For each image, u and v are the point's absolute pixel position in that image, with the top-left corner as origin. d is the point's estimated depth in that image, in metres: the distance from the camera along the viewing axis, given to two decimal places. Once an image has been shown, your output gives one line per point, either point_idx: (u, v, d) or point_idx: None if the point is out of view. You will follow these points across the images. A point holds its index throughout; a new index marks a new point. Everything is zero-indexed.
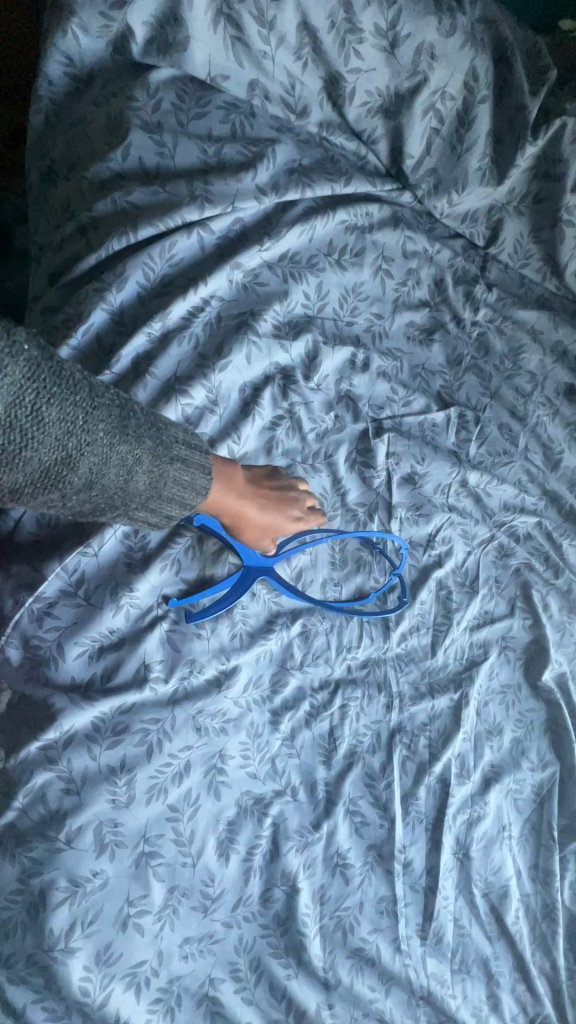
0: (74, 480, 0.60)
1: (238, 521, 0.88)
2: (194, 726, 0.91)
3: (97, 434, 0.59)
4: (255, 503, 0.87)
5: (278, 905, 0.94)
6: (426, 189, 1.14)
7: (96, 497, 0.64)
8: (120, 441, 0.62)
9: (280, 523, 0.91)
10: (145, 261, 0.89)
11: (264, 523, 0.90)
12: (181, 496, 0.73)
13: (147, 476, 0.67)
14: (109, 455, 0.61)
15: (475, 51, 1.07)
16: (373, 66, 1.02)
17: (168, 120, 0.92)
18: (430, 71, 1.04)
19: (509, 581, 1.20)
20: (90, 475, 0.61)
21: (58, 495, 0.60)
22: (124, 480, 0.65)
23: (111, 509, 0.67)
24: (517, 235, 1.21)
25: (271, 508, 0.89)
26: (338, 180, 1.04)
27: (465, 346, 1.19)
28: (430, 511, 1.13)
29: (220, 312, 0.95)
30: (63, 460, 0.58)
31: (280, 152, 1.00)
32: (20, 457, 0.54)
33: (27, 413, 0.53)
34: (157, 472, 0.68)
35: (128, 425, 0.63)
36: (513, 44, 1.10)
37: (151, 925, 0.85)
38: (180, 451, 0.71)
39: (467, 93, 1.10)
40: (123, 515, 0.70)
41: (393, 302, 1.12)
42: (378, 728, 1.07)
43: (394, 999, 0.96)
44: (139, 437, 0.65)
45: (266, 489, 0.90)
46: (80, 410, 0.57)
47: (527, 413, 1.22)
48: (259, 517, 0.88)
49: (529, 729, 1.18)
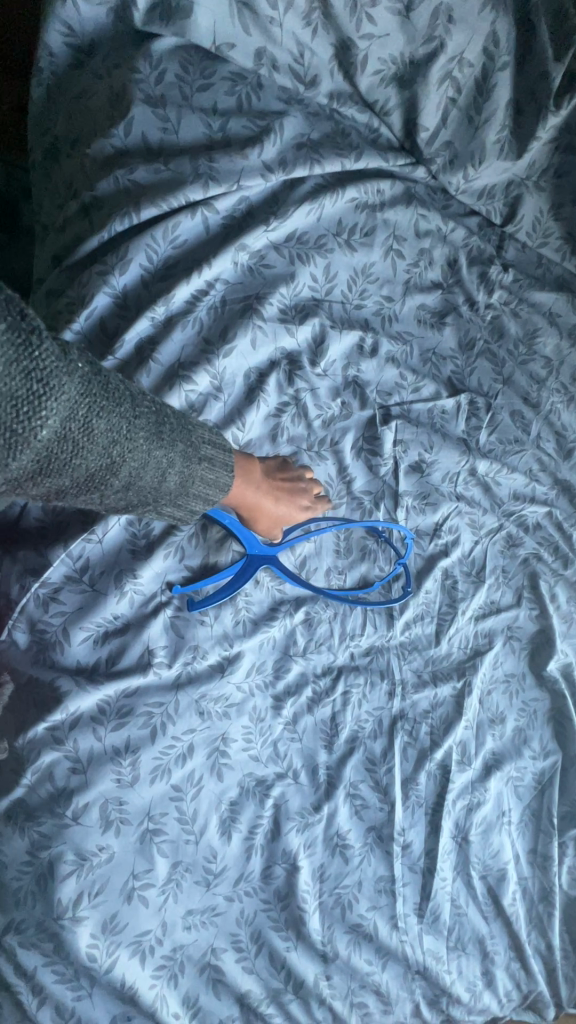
0: (114, 483, 0.60)
1: (253, 511, 0.88)
2: (197, 710, 0.93)
3: (139, 442, 0.60)
4: (272, 494, 0.88)
5: (279, 881, 0.98)
6: (441, 164, 1.09)
7: (131, 497, 0.64)
8: (158, 447, 0.63)
9: (291, 513, 0.91)
10: (148, 243, 0.87)
11: (278, 514, 0.90)
12: (206, 492, 0.73)
13: (179, 477, 0.68)
14: (147, 460, 0.62)
15: (496, 12, 1.01)
16: (387, 31, 0.97)
17: (172, 92, 0.89)
18: (447, 37, 0.99)
19: (517, 571, 1.18)
20: (129, 478, 0.61)
21: (96, 495, 0.61)
22: (158, 482, 0.65)
23: (141, 507, 0.68)
24: (537, 212, 1.16)
25: (284, 498, 0.90)
26: (348, 155, 1.00)
27: (478, 329, 1.15)
28: (437, 499, 1.11)
29: (225, 296, 0.93)
30: (107, 465, 0.58)
31: (288, 126, 0.96)
32: (69, 467, 0.55)
33: (80, 426, 0.53)
34: (188, 473, 0.69)
35: (163, 429, 0.64)
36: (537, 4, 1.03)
37: (155, 897, 0.89)
38: (206, 451, 0.71)
39: (486, 59, 1.04)
40: (153, 511, 0.70)
41: (404, 284, 1.09)
42: (380, 715, 1.08)
43: (390, 971, 1.01)
44: (173, 440, 0.65)
45: (278, 478, 0.90)
46: (126, 420, 0.58)
47: (540, 400, 1.18)
48: (274, 507, 0.89)
49: (532, 717, 1.18)
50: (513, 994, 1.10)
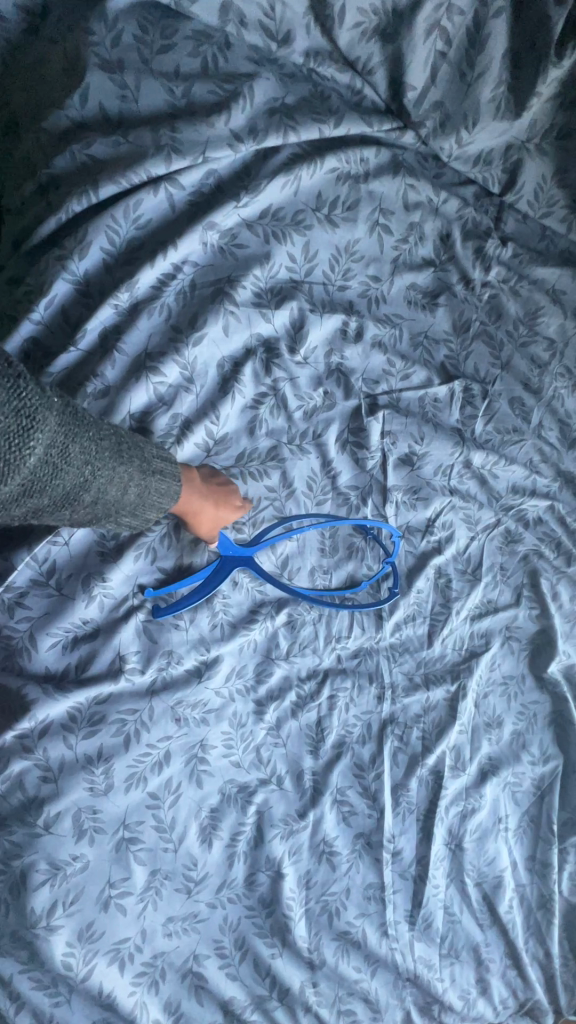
0: (84, 501, 0.61)
1: (193, 518, 0.82)
2: (173, 716, 0.90)
3: (108, 462, 0.62)
4: (212, 502, 0.82)
5: (263, 888, 0.95)
6: (431, 128, 1.00)
7: (98, 512, 0.65)
8: (124, 466, 0.64)
9: (224, 511, 0.84)
10: (108, 223, 0.82)
11: (218, 522, 0.85)
12: (161, 503, 0.72)
13: (144, 494, 0.69)
14: (115, 476, 0.63)
15: None
16: None
17: (130, 56, 0.83)
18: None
19: (516, 568, 1.11)
20: (99, 495, 0.63)
21: (66, 513, 0.62)
22: (125, 497, 0.66)
23: (103, 521, 0.68)
24: (539, 179, 1.06)
25: (226, 506, 0.84)
26: (327, 120, 0.93)
27: (474, 309, 1.07)
28: (429, 494, 1.04)
29: (194, 279, 0.88)
30: (80, 484, 0.59)
31: (259, 90, 0.89)
32: (48, 489, 0.56)
33: (59, 451, 0.55)
34: (151, 489, 0.70)
35: (124, 447, 0.65)
36: None
37: (134, 905, 0.87)
38: (158, 461, 0.70)
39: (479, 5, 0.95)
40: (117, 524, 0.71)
41: (392, 262, 1.01)
42: (369, 719, 1.04)
43: (380, 979, 0.98)
44: (134, 456, 0.66)
45: (222, 485, 0.84)
46: (94, 443, 0.60)
47: (542, 385, 1.09)
48: (207, 505, 0.82)
49: (531, 721, 1.12)
50: (509, 1003, 1.06)
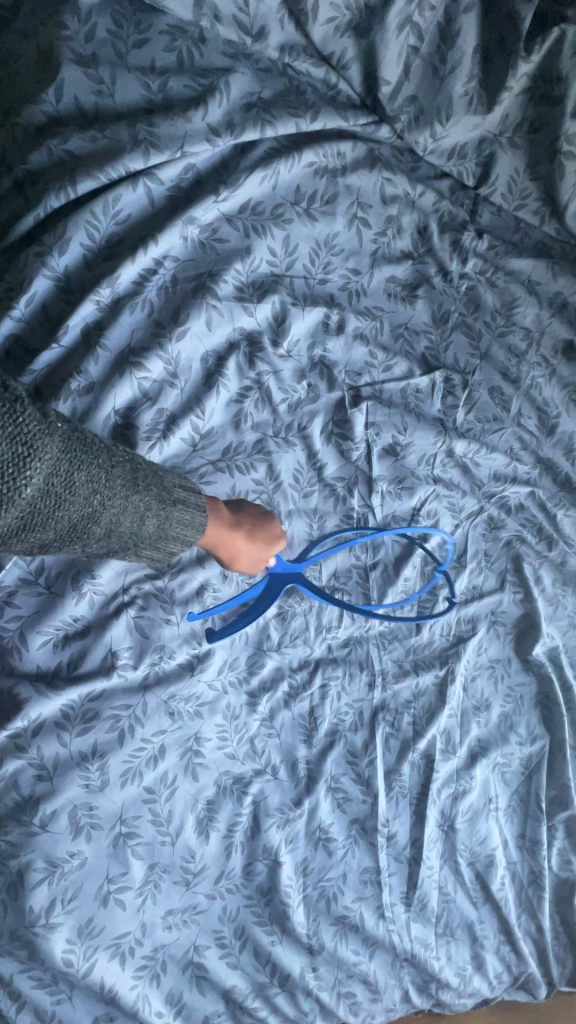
0: (96, 531, 0.59)
1: (223, 551, 0.81)
2: (167, 710, 0.91)
3: (116, 489, 0.59)
4: (246, 533, 0.80)
5: (261, 877, 0.96)
6: (406, 122, 1.01)
7: (113, 542, 0.63)
8: (136, 494, 0.62)
9: (264, 550, 0.82)
10: (88, 219, 0.82)
11: (255, 556, 0.83)
12: (179, 531, 0.69)
13: (157, 522, 0.66)
14: (128, 506, 0.61)
15: None
16: None
17: (105, 51, 0.83)
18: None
19: (500, 554, 1.13)
20: (110, 525, 0.60)
21: (77, 542, 0.60)
22: (140, 528, 0.64)
23: (121, 551, 0.67)
24: (512, 171, 1.08)
25: (267, 541, 0.82)
26: (303, 115, 0.94)
27: (452, 301, 1.09)
28: (414, 484, 1.04)
29: (176, 274, 0.89)
30: (88, 513, 0.57)
31: (235, 85, 0.90)
32: (51, 519, 0.54)
33: (61, 481, 0.53)
34: (167, 518, 0.67)
35: (139, 475, 0.63)
36: None
37: (133, 899, 0.88)
38: (177, 489, 0.68)
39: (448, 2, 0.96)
40: (134, 553, 0.68)
41: (371, 255, 1.03)
42: (361, 707, 1.06)
43: (378, 961, 1.00)
44: (150, 484, 0.64)
45: (265, 521, 0.83)
46: (102, 470, 0.58)
47: (520, 374, 1.11)
48: (246, 543, 0.80)
49: (518, 703, 1.14)
50: (504, 977, 1.08)
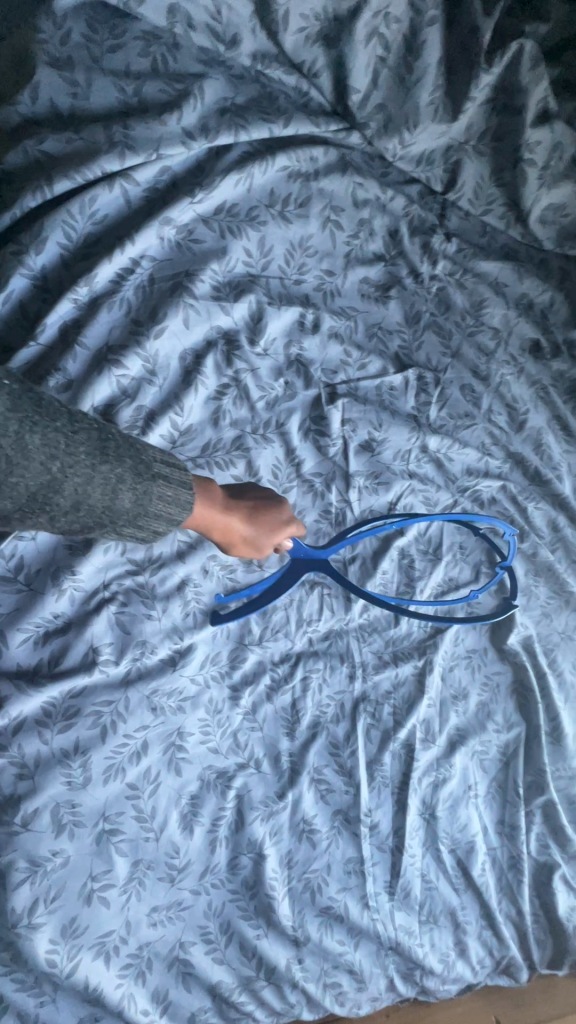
0: (61, 502, 0.57)
1: (225, 535, 0.82)
2: (149, 705, 0.91)
3: (79, 456, 0.57)
4: (246, 516, 0.83)
5: (246, 871, 0.97)
6: (375, 129, 1.05)
7: (83, 518, 0.59)
8: (102, 462, 0.59)
9: (268, 532, 0.85)
10: (64, 219, 0.84)
11: (256, 538, 0.84)
12: (158, 505, 0.66)
13: (132, 495, 0.62)
14: (94, 476, 0.58)
15: None
16: None
17: (79, 54, 0.85)
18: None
19: (474, 546, 1.17)
20: (75, 495, 0.57)
21: (44, 517, 0.57)
22: (112, 500, 0.61)
23: (97, 531, 0.63)
24: (478, 178, 1.13)
25: (269, 523, 0.85)
26: (276, 121, 0.97)
27: (424, 301, 1.13)
28: (389, 479, 1.06)
29: (153, 274, 0.90)
30: (49, 481, 0.55)
31: (209, 89, 0.92)
32: (6, 484, 0.53)
33: (12, 442, 0.52)
34: (142, 491, 0.63)
35: (107, 445, 0.61)
36: None
37: (117, 897, 0.88)
38: (157, 464, 0.66)
39: (413, 14, 1.00)
40: (112, 533, 0.65)
41: (345, 257, 1.06)
42: (342, 698, 1.07)
43: (364, 950, 1.01)
44: (121, 456, 0.61)
45: (265, 504, 0.86)
46: (61, 435, 0.56)
47: (489, 372, 1.15)
48: (246, 526, 0.83)
49: (495, 690, 1.17)
50: (486, 961, 1.08)
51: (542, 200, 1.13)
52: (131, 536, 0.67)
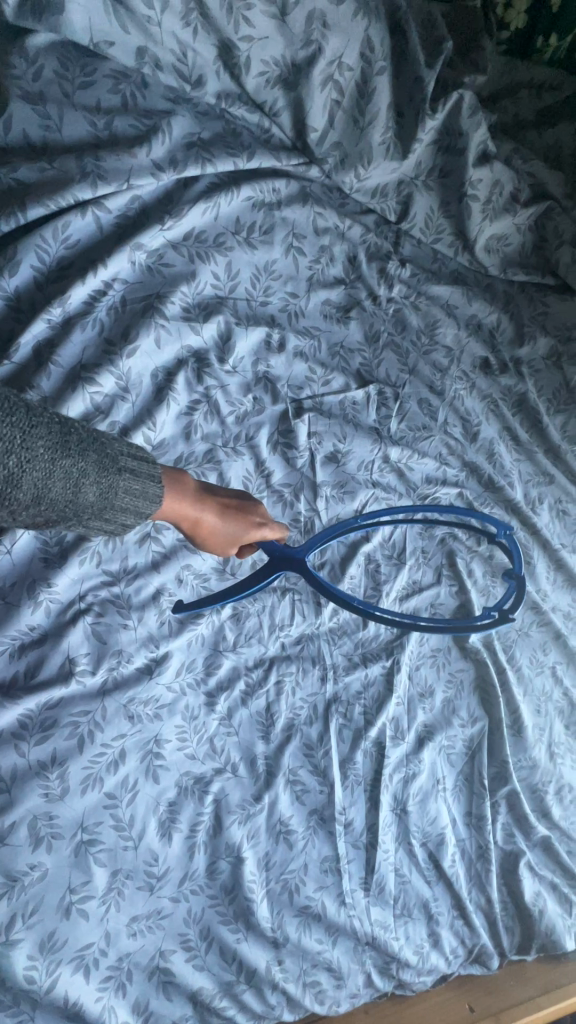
0: (21, 496, 0.58)
1: (196, 526, 0.86)
2: (126, 714, 0.94)
3: (37, 451, 0.58)
4: (217, 510, 0.86)
5: (224, 876, 0.98)
6: (333, 164, 1.13)
7: (45, 510, 0.62)
8: (62, 457, 0.60)
9: (237, 530, 0.88)
10: (38, 243, 0.87)
11: (225, 534, 0.88)
12: (124, 499, 0.70)
13: (96, 489, 0.66)
14: (55, 471, 0.60)
15: (368, 20, 1.05)
16: (266, 34, 1.00)
17: (51, 90, 0.89)
18: (324, 41, 1.02)
19: (435, 550, 1.24)
20: (36, 490, 0.59)
21: (3, 509, 0.59)
22: (75, 495, 0.64)
23: (62, 521, 0.66)
24: (428, 210, 1.22)
25: (240, 522, 0.88)
26: (240, 155, 1.03)
27: (382, 322, 1.20)
28: (354, 488, 1.12)
29: (125, 296, 0.94)
30: (6, 476, 0.56)
31: (176, 126, 0.97)
32: None
33: None
34: (106, 485, 0.67)
35: (69, 441, 0.62)
36: (406, 14, 1.11)
37: (96, 908, 0.88)
38: (128, 461, 0.70)
39: (364, 63, 1.08)
40: (75, 524, 0.69)
41: (308, 280, 1.13)
42: (315, 700, 1.12)
43: (341, 948, 1.02)
44: (84, 451, 0.64)
45: (238, 503, 0.89)
46: (17, 431, 0.56)
47: (444, 387, 1.23)
48: (217, 521, 0.86)
49: (459, 686, 1.22)
50: (459, 951, 1.09)
51: (486, 231, 1.24)
52: (96, 526, 0.71)
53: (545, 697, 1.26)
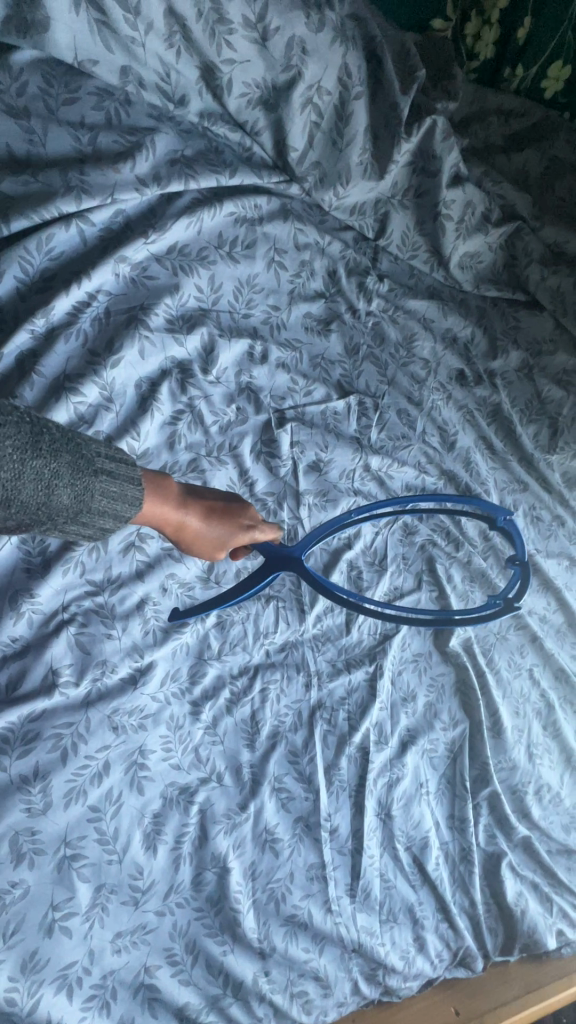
0: None
1: (179, 528, 0.87)
2: (111, 725, 0.94)
3: (5, 453, 0.58)
4: (200, 511, 0.87)
5: (210, 887, 0.97)
6: (313, 182, 1.16)
7: (16, 512, 0.62)
8: (32, 459, 0.60)
9: (222, 532, 0.89)
10: (21, 255, 0.88)
11: (210, 536, 0.89)
12: (101, 500, 0.71)
13: (70, 491, 0.66)
14: (24, 473, 0.60)
15: (345, 47, 1.10)
16: (248, 58, 1.03)
17: (36, 105, 0.91)
18: (303, 66, 1.06)
19: (415, 557, 1.26)
20: (4, 492, 0.59)
21: None
22: (48, 497, 0.64)
23: (35, 523, 0.67)
24: (404, 227, 1.26)
25: (225, 523, 0.89)
26: (222, 173, 1.06)
27: (361, 335, 1.24)
28: (336, 496, 1.13)
29: (109, 307, 0.95)
30: None
31: (160, 143, 1.00)
32: None
33: None
34: (81, 487, 0.67)
35: (40, 442, 0.62)
36: (381, 43, 1.15)
37: (80, 925, 0.86)
38: (107, 462, 0.71)
39: (342, 87, 1.12)
40: (50, 526, 0.69)
41: (289, 294, 1.16)
42: (299, 707, 1.12)
43: (328, 956, 1.01)
44: (57, 452, 0.64)
45: (224, 504, 0.90)
46: None
47: (422, 398, 1.27)
48: (201, 524, 0.87)
49: (440, 690, 1.24)
50: (444, 955, 1.09)
51: (460, 249, 1.29)
52: (72, 526, 0.71)
53: (524, 699, 1.28)
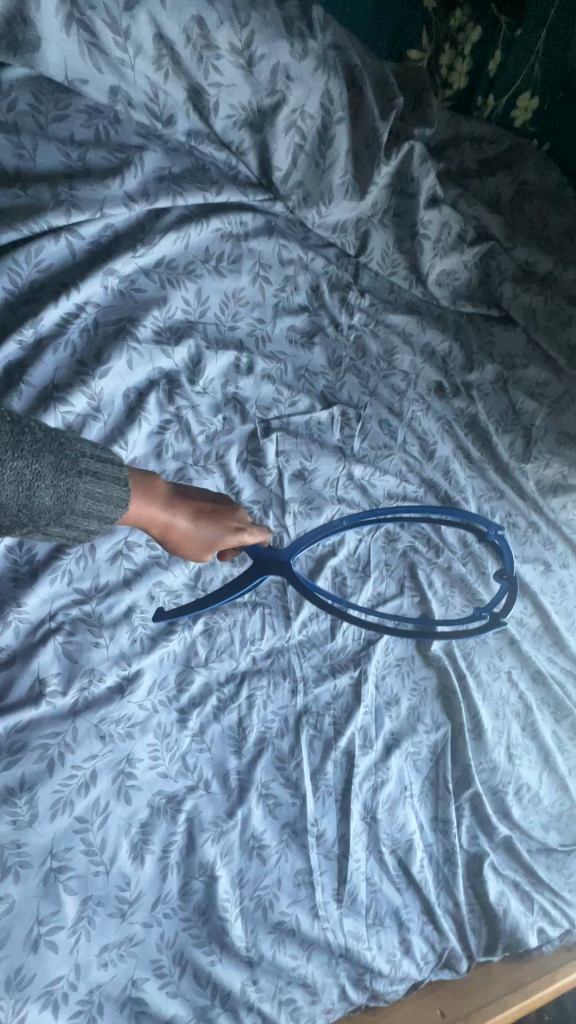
0: None
1: (165, 528, 0.87)
2: (98, 734, 0.94)
3: None
4: (186, 511, 0.88)
5: (198, 896, 0.97)
6: (296, 201, 1.20)
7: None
8: (10, 457, 0.62)
9: (209, 532, 0.90)
10: (10, 266, 0.90)
11: (198, 536, 0.90)
12: (86, 501, 0.71)
13: (52, 491, 0.67)
14: (2, 472, 0.62)
15: (327, 74, 1.14)
16: (234, 81, 1.06)
17: (26, 121, 0.94)
18: (288, 90, 1.10)
19: (397, 563, 1.30)
20: None
21: None
22: (28, 497, 0.65)
23: (19, 523, 0.68)
24: (384, 246, 1.31)
25: (213, 523, 0.90)
26: (209, 190, 1.09)
27: (344, 348, 1.27)
28: (321, 504, 1.16)
29: (97, 318, 0.96)
30: None
31: (148, 161, 1.02)
32: None
33: None
34: (63, 487, 0.68)
35: (21, 441, 0.64)
36: (362, 71, 1.20)
37: (66, 940, 0.85)
38: (92, 463, 0.72)
39: (324, 112, 1.16)
40: (35, 529, 0.70)
41: (273, 308, 1.19)
42: (285, 713, 1.14)
43: (316, 962, 1.01)
44: (38, 451, 0.65)
45: (212, 505, 0.91)
46: None
47: (402, 409, 1.31)
48: (188, 524, 0.88)
49: (423, 694, 1.27)
50: (429, 957, 1.10)
51: (437, 267, 1.34)
52: (58, 528, 0.72)
53: (503, 701, 1.32)
